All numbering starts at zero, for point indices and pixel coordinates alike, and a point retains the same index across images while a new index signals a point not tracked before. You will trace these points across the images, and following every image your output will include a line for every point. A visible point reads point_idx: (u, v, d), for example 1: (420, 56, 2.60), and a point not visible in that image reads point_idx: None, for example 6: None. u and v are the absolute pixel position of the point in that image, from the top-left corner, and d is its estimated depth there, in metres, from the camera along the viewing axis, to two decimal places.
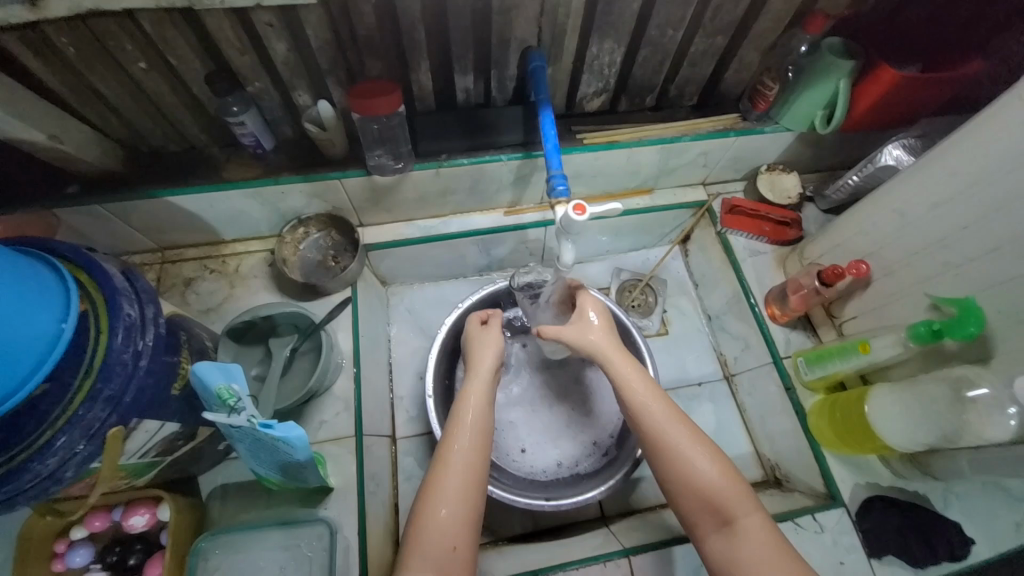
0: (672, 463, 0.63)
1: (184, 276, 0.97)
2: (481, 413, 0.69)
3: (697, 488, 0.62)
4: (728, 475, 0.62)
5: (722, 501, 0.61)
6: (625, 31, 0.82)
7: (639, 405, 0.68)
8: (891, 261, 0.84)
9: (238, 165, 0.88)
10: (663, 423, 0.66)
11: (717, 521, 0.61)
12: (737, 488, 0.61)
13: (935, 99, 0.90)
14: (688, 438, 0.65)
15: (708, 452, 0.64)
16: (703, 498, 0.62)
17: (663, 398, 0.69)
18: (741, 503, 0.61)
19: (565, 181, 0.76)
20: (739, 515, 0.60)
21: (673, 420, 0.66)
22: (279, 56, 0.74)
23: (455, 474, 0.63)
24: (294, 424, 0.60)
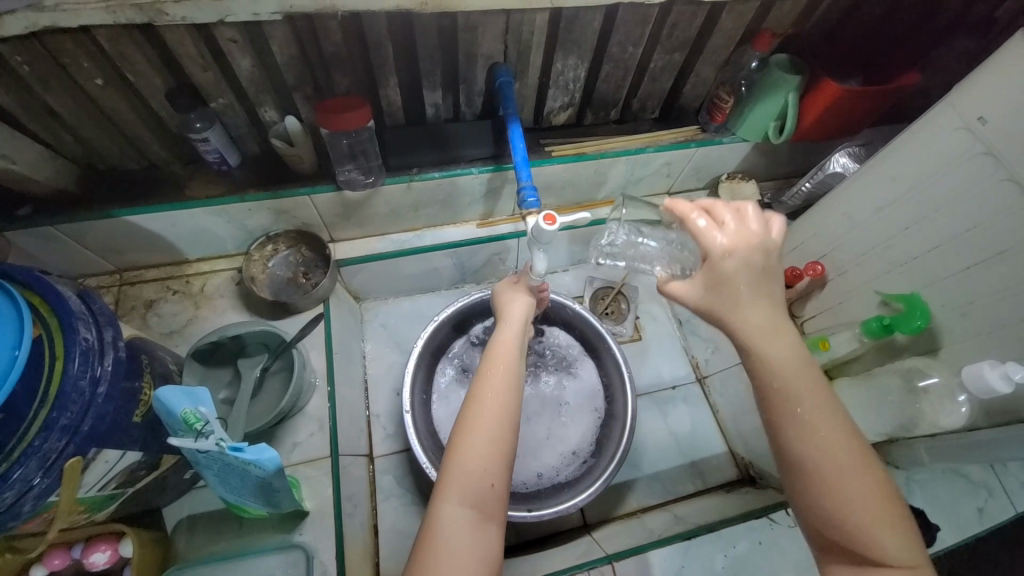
0: (830, 494, 0.48)
1: (145, 298, 0.93)
2: (514, 355, 0.66)
3: (857, 532, 0.47)
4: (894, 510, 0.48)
5: (883, 553, 0.47)
6: (588, 48, 0.85)
7: (805, 420, 0.49)
8: (844, 261, 0.88)
9: (202, 182, 0.86)
10: (829, 448, 0.48)
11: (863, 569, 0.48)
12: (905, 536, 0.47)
13: (875, 110, 0.97)
14: (859, 473, 0.48)
15: (872, 485, 0.48)
16: (867, 547, 0.47)
17: (837, 411, 0.50)
18: (909, 553, 0.47)
19: (536, 193, 0.78)
20: (905, 569, 0.46)
21: (843, 444, 0.49)
22: (244, 72, 0.73)
23: (491, 415, 0.59)
24: (265, 445, 0.58)
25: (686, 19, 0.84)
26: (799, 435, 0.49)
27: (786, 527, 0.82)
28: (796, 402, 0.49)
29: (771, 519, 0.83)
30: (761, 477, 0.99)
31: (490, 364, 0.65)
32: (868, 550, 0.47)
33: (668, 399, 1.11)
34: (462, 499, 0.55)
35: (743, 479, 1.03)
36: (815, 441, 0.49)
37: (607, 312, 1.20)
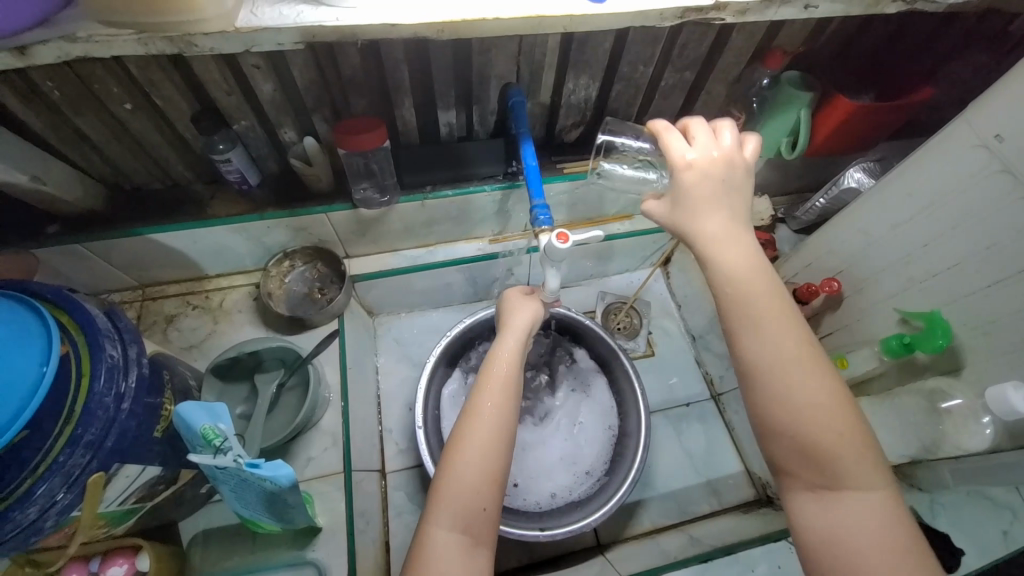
0: (791, 410, 0.54)
1: (166, 313, 0.96)
2: (511, 375, 0.67)
3: (818, 448, 0.54)
4: (854, 435, 0.54)
5: (838, 464, 0.53)
6: (599, 68, 0.87)
7: (774, 344, 0.55)
8: (860, 278, 0.87)
9: (223, 200, 0.89)
10: (797, 370, 0.55)
11: (820, 483, 0.54)
12: (860, 457, 0.54)
13: (888, 125, 0.97)
14: (821, 391, 0.55)
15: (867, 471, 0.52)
16: (825, 462, 0.53)
17: (803, 340, 0.56)
18: (857, 472, 0.53)
19: (548, 211, 0.78)
20: (853, 484, 0.53)
21: (808, 368, 0.55)
22: (265, 96, 0.76)
23: (485, 427, 0.62)
24: (282, 462, 0.59)
25: (696, 39, 0.85)
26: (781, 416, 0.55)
27: None
28: (767, 328, 0.56)
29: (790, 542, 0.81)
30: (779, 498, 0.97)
31: (487, 374, 0.67)
32: (826, 460, 0.53)
33: (682, 416, 1.10)
34: (452, 522, 0.57)
35: (761, 499, 1.01)
36: (784, 367, 0.55)
37: (621, 327, 1.19)
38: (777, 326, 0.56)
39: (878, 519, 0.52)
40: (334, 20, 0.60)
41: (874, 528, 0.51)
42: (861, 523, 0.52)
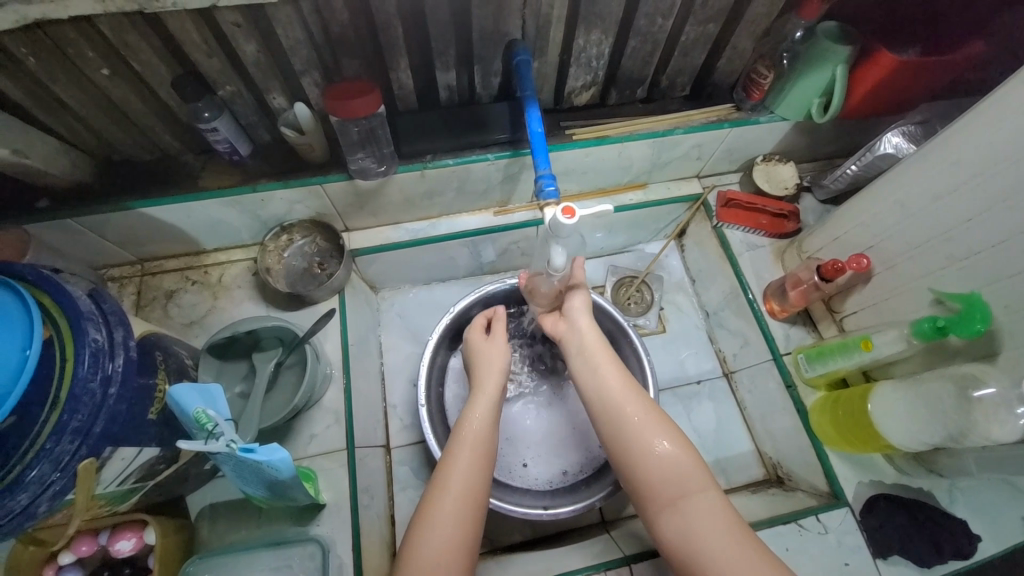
0: (626, 438, 0.64)
1: (165, 288, 0.94)
2: (479, 440, 0.68)
3: (656, 468, 0.62)
4: (686, 451, 0.63)
5: (679, 474, 0.61)
6: (613, 21, 0.79)
7: (603, 390, 0.69)
8: (892, 253, 0.81)
9: (215, 172, 0.85)
10: (622, 398, 0.67)
11: (668, 497, 0.60)
12: (692, 466, 0.62)
13: (935, 83, 0.87)
14: (649, 418, 0.65)
15: (717, 514, 0.58)
16: (667, 475, 0.61)
17: (621, 375, 0.70)
18: (694, 478, 0.61)
19: (554, 182, 0.73)
20: (694, 490, 0.60)
21: (630, 398, 0.67)
22: (249, 58, 0.71)
23: (455, 495, 0.63)
24: (278, 446, 0.58)
25: None
26: (632, 460, 0.63)
27: (814, 534, 0.80)
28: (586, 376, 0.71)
29: (799, 525, 0.80)
30: (790, 478, 0.94)
31: (463, 430, 0.69)
32: (677, 488, 0.60)
33: (692, 395, 1.07)
34: None
35: (771, 479, 0.99)
36: (615, 401, 0.67)
37: (631, 302, 1.14)
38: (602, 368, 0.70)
39: (725, 525, 0.57)
40: None
41: (718, 531, 0.57)
42: (705, 528, 0.57)
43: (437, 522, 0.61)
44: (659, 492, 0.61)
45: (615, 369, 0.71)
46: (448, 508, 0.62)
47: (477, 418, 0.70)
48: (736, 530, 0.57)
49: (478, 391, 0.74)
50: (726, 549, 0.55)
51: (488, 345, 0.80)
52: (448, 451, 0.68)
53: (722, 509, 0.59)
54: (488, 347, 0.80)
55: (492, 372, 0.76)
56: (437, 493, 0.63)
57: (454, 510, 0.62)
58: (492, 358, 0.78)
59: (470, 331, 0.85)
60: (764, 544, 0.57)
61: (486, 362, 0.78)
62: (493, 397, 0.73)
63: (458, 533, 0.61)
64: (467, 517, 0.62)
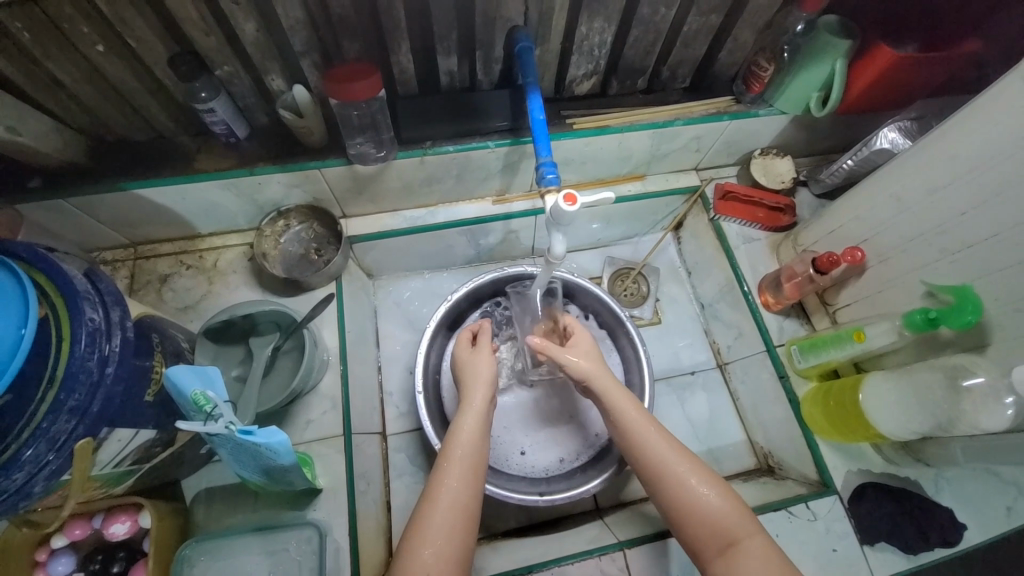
0: (669, 486, 0.65)
1: (159, 272, 0.93)
2: (468, 448, 0.68)
3: (704, 519, 0.62)
4: (728, 497, 0.63)
5: (725, 521, 0.61)
6: (616, 9, 0.78)
7: (637, 439, 0.69)
8: (886, 247, 0.82)
9: (211, 155, 0.84)
10: (661, 446, 0.67)
11: (719, 545, 0.60)
12: (737, 512, 0.62)
13: (933, 78, 0.88)
14: (689, 466, 0.66)
15: (770, 558, 0.58)
16: (714, 522, 0.61)
17: (652, 423, 0.70)
18: (742, 525, 0.61)
19: (555, 169, 0.72)
20: (743, 536, 0.60)
21: (670, 445, 0.68)
22: (249, 38, 0.69)
23: (445, 508, 0.63)
24: (277, 429, 0.58)
25: None
26: (678, 509, 0.64)
27: (803, 520, 0.82)
28: (623, 422, 0.71)
29: (789, 512, 0.82)
30: (781, 467, 0.96)
31: (452, 440, 0.69)
32: (726, 535, 0.60)
33: (686, 385, 1.08)
34: None
35: (761, 468, 1.01)
36: (652, 449, 0.68)
37: (627, 293, 1.15)
38: (632, 416, 0.71)
39: (778, 571, 0.57)
40: None
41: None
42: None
43: (430, 533, 0.60)
44: (712, 541, 0.61)
45: (651, 419, 0.71)
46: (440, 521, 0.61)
47: (466, 430, 0.70)
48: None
49: (467, 402, 0.74)
50: None
51: (475, 355, 0.81)
52: (438, 464, 0.67)
53: (771, 553, 0.59)
54: (476, 357, 0.80)
55: (479, 379, 0.76)
56: (429, 504, 0.63)
57: (444, 521, 0.61)
58: (478, 367, 0.78)
59: (456, 344, 0.85)
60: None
61: (473, 372, 0.78)
62: (482, 409, 0.73)
63: (449, 544, 0.60)
64: (459, 530, 0.62)
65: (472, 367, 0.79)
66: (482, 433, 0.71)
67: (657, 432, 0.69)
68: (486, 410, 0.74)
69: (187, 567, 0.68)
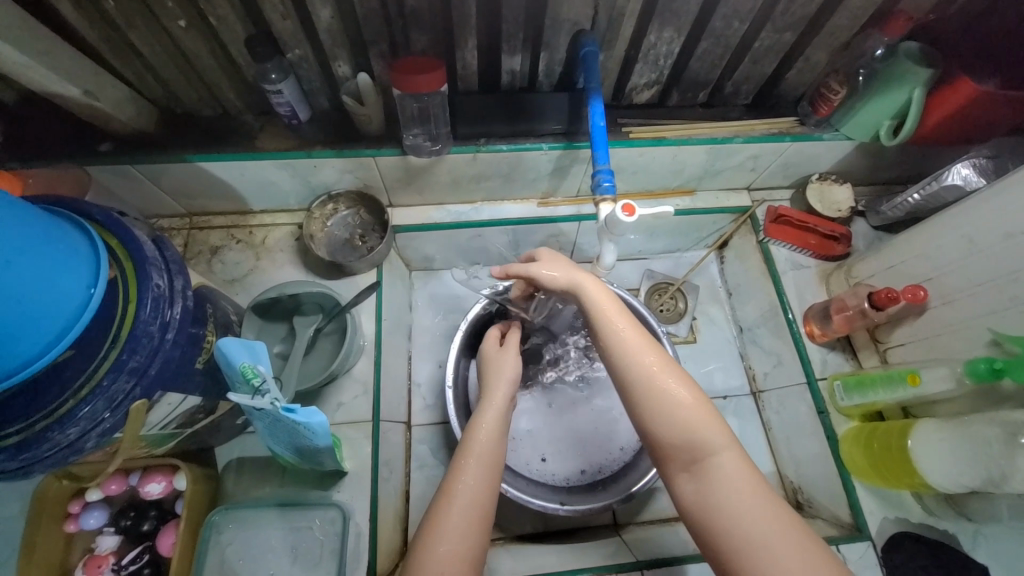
0: (642, 394, 0.60)
1: (211, 244, 0.96)
2: (489, 448, 0.68)
3: (673, 425, 0.58)
4: (704, 410, 0.59)
5: (696, 434, 0.57)
6: (687, 19, 0.77)
7: (616, 344, 0.64)
8: (951, 288, 0.78)
9: (272, 134, 0.86)
10: (637, 351, 0.63)
11: (687, 459, 0.57)
12: (711, 426, 0.57)
13: (1018, 115, 0.83)
14: (666, 374, 0.61)
15: (742, 480, 0.54)
16: (684, 434, 0.57)
17: (640, 335, 0.65)
18: (715, 440, 0.57)
19: (612, 178, 0.71)
20: (714, 452, 0.56)
21: (648, 350, 0.63)
22: (322, 23, 0.71)
23: (462, 503, 0.62)
24: (317, 409, 0.59)
25: None
26: (646, 417, 0.59)
27: None
28: (600, 328, 0.66)
29: None
30: (810, 505, 0.92)
31: (469, 436, 0.69)
32: (697, 449, 0.57)
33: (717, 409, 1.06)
34: None
35: (788, 503, 0.97)
36: (630, 356, 0.62)
37: (663, 309, 1.13)
38: (612, 325, 0.65)
39: (748, 490, 0.54)
40: None
41: (741, 498, 0.53)
42: (727, 495, 0.54)
43: (448, 525, 0.60)
44: (679, 455, 0.57)
45: (632, 323, 0.66)
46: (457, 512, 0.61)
47: (486, 427, 0.70)
48: (761, 499, 0.53)
49: (488, 398, 0.74)
50: (753, 516, 0.52)
51: (501, 354, 0.81)
52: (456, 458, 0.67)
53: (744, 474, 0.55)
54: (502, 355, 0.80)
55: (501, 376, 0.76)
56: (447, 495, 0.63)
57: (463, 515, 0.61)
58: (500, 365, 0.79)
59: (485, 340, 0.85)
60: (792, 516, 0.53)
61: (497, 370, 0.78)
62: (500, 406, 0.73)
63: (464, 540, 0.60)
64: (474, 526, 0.61)
65: (494, 363, 0.79)
66: (501, 432, 0.71)
67: (638, 340, 0.64)
68: (507, 410, 0.74)
69: (215, 534, 0.70)
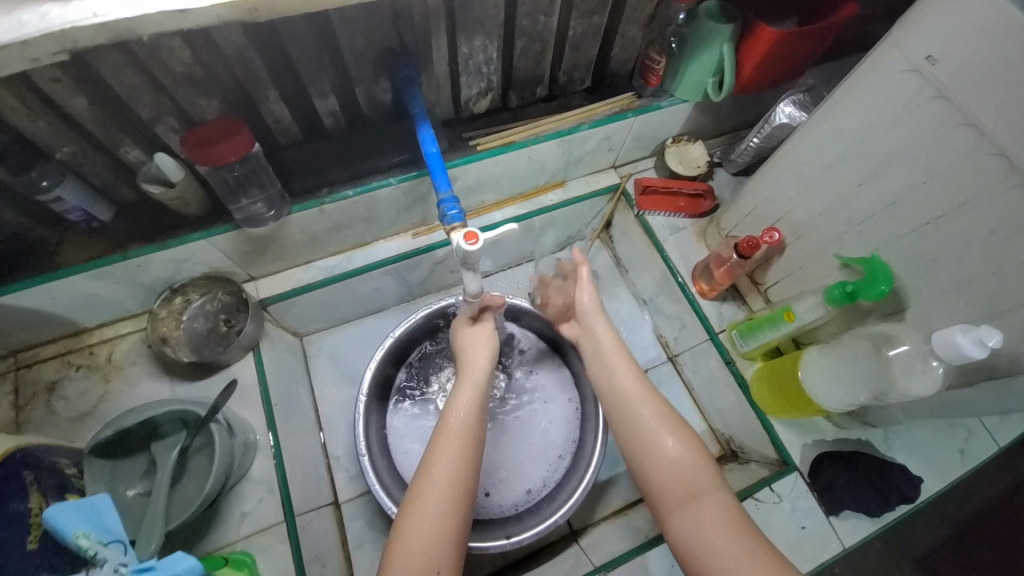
0: (641, 434, 0.63)
1: (44, 380, 0.82)
2: (468, 426, 0.63)
3: (668, 469, 0.60)
4: (697, 452, 0.61)
5: (688, 475, 0.59)
6: (494, 24, 0.75)
7: (621, 390, 0.68)
8: (798, 223, 0.83)
9: (78, 245, 0.75)
10: (635, 400, 0.66)
11: (682, 494, 0.58)
12: (703, 467, 0.60)
13: (816, 49, 0.90)
14: (663, 421, 0.64)
15: (731, 513, 0.55)
16: (676, 475, 0.59)
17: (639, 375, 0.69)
18: (705, 477, 0.59)
19: (457, 205, 0.68)
20: (705, 488, 0.58)
21: (645, 397, 0.66)
22: (83, 113, 0.61)
23: (440, 481, 0.57)
24: (183, 553, 0.51)
25: None
26: (645, 456, 0.62)
27: (770, 505, 0.82)
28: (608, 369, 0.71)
29: (755, 499, 0.82)
30: (742, 451, 0.96)
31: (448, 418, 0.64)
32: (687, 489, 0.58)
33: None
34: None
35: (726, 454, 1.00)
36: (632, 403, 0.66)
37: None
38: (619, 365, 0.70)
39: (733, 521, 0.55)
40: (91, 16, 0.48)
41: (728, 528, 0.54)
42: (716, 524, 0.54)
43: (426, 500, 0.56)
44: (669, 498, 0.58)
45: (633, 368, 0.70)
46: (434, 506, 0.55)
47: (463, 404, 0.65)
48: (746, 527, 0.54)
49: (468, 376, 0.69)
50: (741, 543, 0.52)
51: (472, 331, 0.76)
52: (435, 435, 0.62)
53: (732, 509, 0.56)
54: (476, 332, 0.75)
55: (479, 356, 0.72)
56: (422, 481, 0.57)
57: (442, 486, 0.57)
58: (475, 342, 0.74)
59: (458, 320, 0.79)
60: (766, 537, 0.53)
61: (474, 346, 0.73)
62: (480, 385, 0.68)
63: (443, 520, 0.55)
64: (446, 513, 0.55)
65: (467, 343, 0.74)
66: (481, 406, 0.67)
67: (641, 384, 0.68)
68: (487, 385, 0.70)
69: None
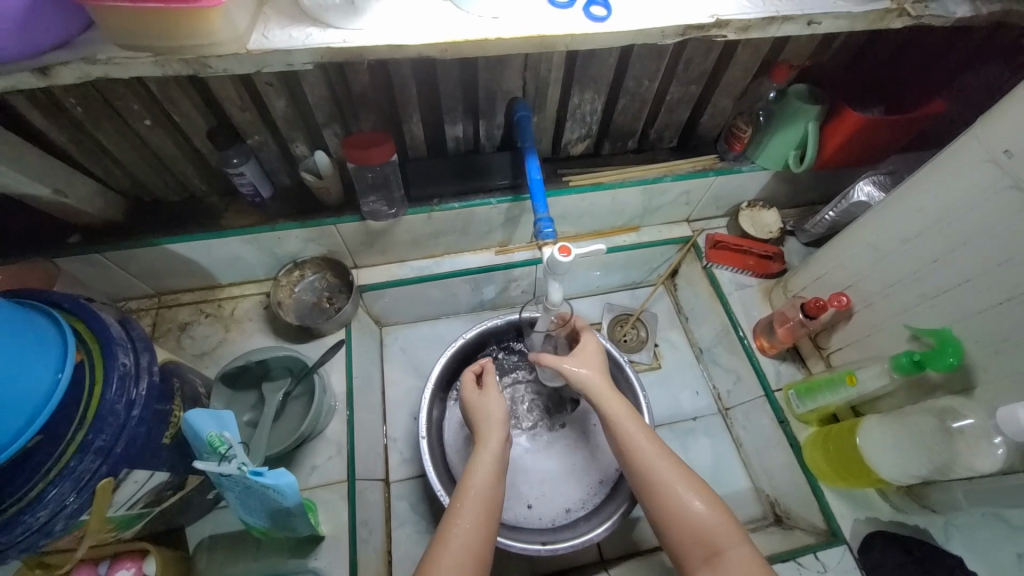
0: (664, 495, 0.66)
1: (180, 320, 0.98)
2: (482, 490, 0.69)
3: (693, 528, 0.64)
4: (718, 510, 0.65)
5: (711, 535, 0.63)
6: (604, 83, 0.88)
7: (635, 451, 0.70)
8: (869, 293, 0.86)
9: (237, 213, 0.91)
10: (650, 458, 0.69)
11: (708, 554, 0.62)
12: (725, 524, 0.63)
13: (901, 136, 0.95)
14: (682, 479, 0.67)
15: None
16: (703, 533, 0.63)
17: (647, 430, 0.72)
18: (730, 536, 0.63)
19: (552, 224, 0.78)
20: (729, 548, 0.62)
21: (662, 454, 0.69)
22: (278, 112, 0.78)
23: (456, 551, 0.63)
24: (284, 470, 0.61)
25: (701, 53, 0.85)
26: (668, 517, 0.65)
27: (812, 572, 0.80)
28: (615, 429, 0.73)
29: (798, 563, 0.80)
30: (788, 517, 0.95)
31: (464, 483, 0.70)
32: (713, 547, 0.62)
33: (688, 431, 1.09)
34: None
35: (768, 518, 0.99)
36: (651, 463, 0.69)
37: (626, 339, 1.18)
38: (626, 421, 0.73)
39: None
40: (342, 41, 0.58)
41: None
42: None
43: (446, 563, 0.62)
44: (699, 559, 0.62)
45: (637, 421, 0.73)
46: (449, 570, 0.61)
47: (480, 469, 0.71)
48: None
49: (483, 440, 0.75)
50: None
51: (484, 397, 0.82)
52: (452, 503, 0.69)
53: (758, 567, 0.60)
54: (484, 398, 0.82)
55: (492, 418, 0.78)
56: (442, 544, 0.64)
57: (456, 555, 0.63)
58: (483, 405, 0.81)
59: (462, 381, 0.87)
60: None
61: (484, 410, 0.80)
62: (493, 451, 0.74)
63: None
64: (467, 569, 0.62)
65: (482, 405, 0.81)
66: (497, 472, 0.73)
67: (653, 443, 0.71)
68: (502, 445, 0.76)
69: None
